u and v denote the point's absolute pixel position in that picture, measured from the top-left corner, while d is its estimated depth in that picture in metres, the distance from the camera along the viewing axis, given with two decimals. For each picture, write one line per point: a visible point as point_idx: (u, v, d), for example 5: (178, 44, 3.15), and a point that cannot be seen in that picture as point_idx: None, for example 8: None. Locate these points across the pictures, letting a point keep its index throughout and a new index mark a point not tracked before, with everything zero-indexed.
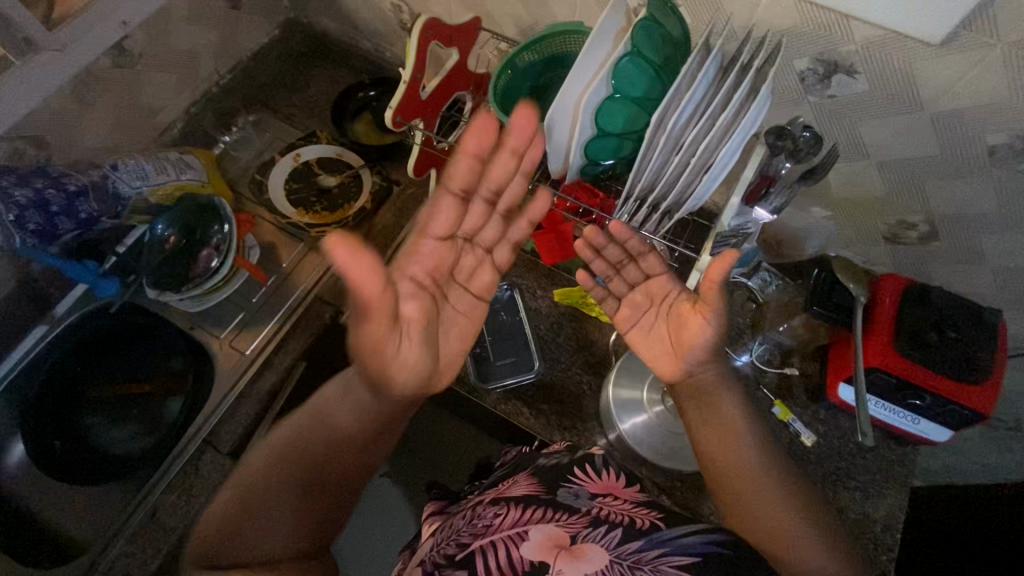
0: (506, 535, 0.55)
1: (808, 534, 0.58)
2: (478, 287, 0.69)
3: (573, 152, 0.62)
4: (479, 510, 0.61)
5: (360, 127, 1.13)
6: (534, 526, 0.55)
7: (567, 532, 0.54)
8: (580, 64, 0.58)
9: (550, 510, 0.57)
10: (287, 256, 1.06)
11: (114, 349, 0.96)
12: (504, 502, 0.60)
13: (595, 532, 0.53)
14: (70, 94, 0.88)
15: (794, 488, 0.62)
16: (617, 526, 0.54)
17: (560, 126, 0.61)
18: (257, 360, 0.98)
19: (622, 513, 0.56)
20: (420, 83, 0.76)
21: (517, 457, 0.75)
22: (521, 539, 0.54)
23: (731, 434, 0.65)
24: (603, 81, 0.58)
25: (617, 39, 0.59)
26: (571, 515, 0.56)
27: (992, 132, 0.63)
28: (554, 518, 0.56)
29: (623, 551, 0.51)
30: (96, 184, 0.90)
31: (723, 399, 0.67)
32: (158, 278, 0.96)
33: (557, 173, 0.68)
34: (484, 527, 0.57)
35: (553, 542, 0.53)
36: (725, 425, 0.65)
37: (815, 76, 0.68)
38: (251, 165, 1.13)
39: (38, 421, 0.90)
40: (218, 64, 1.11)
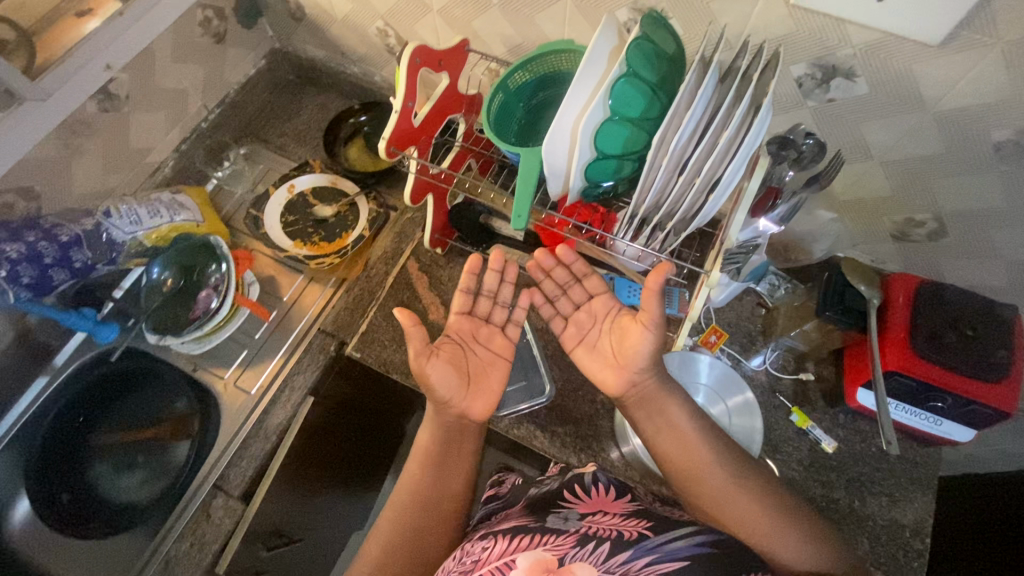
0: (496, 565, 0.57)
1: (783, 523, 0.62)
2: (497, 346, 0.77)
3: (573, 176, 0.61)
4: (469, 547, 0.63)
5: (353, 153, 1.12)
6: (521, 555, 0.57)
7: (555, 555, 0.55)
8: (575, 88, 0.56)
9: (538, 535, 0.59)
10: (287, 291, 1.03)
11: (116, 395, 0.95)
12: (493, 537, 0.63)
13: (582, 551, 0.55)
14: (58, 142, 0.87)
15: (751, 477, 0.66)
16: (604, 541, 0.57)
17: (560, 151, 0.59)
18: (263, 400, 0.93)
19: (610, 526, 0.59)
20: (412, 111, 0.75)
21: (514, 490, 0.78)
22: (510, 568, 0.56)
23: (690, 446, 0.67)
24: (602, 103, 0.56)
25: (612, 58, 0.57)
26: (559, 537, 0.58)
27: (996, 129, 0.61)
28: (543, 543, 0.58)
29: (613, 564, 0.54)
30: (89, 232, 0.91)
31: (672, 401, 0.70)
32: (156, 322, 0.94)
33: (557, 195, 0.66)
34: (474, 562, 0.59)
35: (542, 566, 0.55)
36: (680, 429, 0.69)
37: (814, 80, 0.66)
38: (246, 198, 1.11)
39: (44, 473, 0.89)
40: (206, 99, 1.10)
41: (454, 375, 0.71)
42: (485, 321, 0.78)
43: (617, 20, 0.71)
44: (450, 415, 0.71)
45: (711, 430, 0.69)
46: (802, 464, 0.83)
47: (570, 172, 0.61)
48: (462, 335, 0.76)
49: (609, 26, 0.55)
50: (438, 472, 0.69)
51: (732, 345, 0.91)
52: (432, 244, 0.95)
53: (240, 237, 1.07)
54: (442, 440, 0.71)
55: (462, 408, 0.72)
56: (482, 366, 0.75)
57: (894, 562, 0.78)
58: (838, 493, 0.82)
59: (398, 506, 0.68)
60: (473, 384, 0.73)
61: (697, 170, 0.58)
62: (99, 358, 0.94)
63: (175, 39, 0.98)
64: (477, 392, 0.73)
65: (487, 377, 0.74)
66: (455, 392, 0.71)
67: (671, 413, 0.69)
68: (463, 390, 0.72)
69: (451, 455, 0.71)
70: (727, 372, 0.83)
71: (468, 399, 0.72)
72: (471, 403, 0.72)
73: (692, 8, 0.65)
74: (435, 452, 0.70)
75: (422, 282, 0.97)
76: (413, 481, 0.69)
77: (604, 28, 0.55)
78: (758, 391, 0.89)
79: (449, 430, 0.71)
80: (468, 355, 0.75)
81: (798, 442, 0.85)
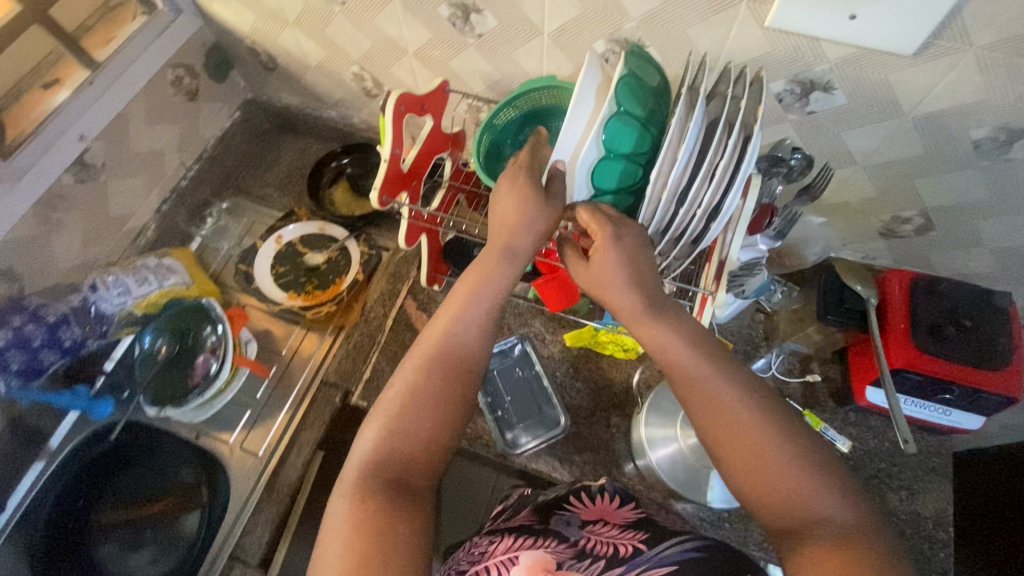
0: (499, 560, 0.57)
1: (819, 486, 0.49)
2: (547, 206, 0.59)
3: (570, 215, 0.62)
4: (477, 541, 0.65)
5: (338, 195, 1.12)
6: (524, 551, 0.58)
7: (554, 557, 0.56)
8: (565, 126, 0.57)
9: (539, 538, 0.60)
10: (285, 344, 1.02)
11: (116, 470, 0.90)
12: (501, 533, 0.63)
13: (579, 563, 0.56)
14: (36, 220, 0.84)
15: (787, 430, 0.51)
16: (600, 559, 0.57)
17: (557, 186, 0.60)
18: (271, 461, 0.92)
19: (608, 541, 0.59)
20: (400, 157, 0.75)
21: (517, 499, 0.76)
22: (513, 564, 0.57)
23: (699, 385, 0.54)
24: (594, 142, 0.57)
25: (601, 93, 0.57)
26: (559, 544, 0.58)
27: (975, 127, 0.63)
28: (544, 545, 0.58)
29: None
30: (76, 309, 0.91)
31: (674, 341, 0.56)
32: (154, 392, 0.91)
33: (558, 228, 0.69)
34: (480, 554, 0.60)
35: (541, 566, 0.55)
36: (695, 379, 0.54)
37: (793, 95, 0.68)
38: (233, 253, 1.09)
39: (47, 564, 0.83)
40: (183, 157, 1.08)
41: (514, 198, 0.59)
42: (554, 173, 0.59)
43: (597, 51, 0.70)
44: (491, 253, 0.60)
45: (739, 372, 0.55)
46: None
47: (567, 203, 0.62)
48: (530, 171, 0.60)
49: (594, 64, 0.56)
50: (467, 353, 0.57)
51: (736, 354, 0.92)
52: (426, 282, 0.94)
53: (231, 294, 1.05)
54: (473, 284, 0.59)
55: (503, 247, 0.59)
56: (537, 208, 0.58)
57: (922, 557, 0.79)
58: None
59: (411, 381, 0.56)
60: (525, 224, 0.58)
61: (696, 200, 0.58)
62: (97, 435, 0.90)
63: (148, 102, 0.96)
64: (521, 230, 0.58)
65: (542, 222, 0.59)
66: (503, 222, 0.59)
67: (671, 350, 0.56)
68: (510, 224, 0.59)
69: (474, 301, 0.59)
70: None
71: (514, 237, 0.59)
72: (512, 242, 0.59)
73: (670, 35, 0.66)
74: (459, 306, 0.59)
75: (423, 321, 0.96)
76: (436, 358, 0.57)
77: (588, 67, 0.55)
78: None
79: (483, 273, 0.59)
80: (521, 196, 0.59)
81: None
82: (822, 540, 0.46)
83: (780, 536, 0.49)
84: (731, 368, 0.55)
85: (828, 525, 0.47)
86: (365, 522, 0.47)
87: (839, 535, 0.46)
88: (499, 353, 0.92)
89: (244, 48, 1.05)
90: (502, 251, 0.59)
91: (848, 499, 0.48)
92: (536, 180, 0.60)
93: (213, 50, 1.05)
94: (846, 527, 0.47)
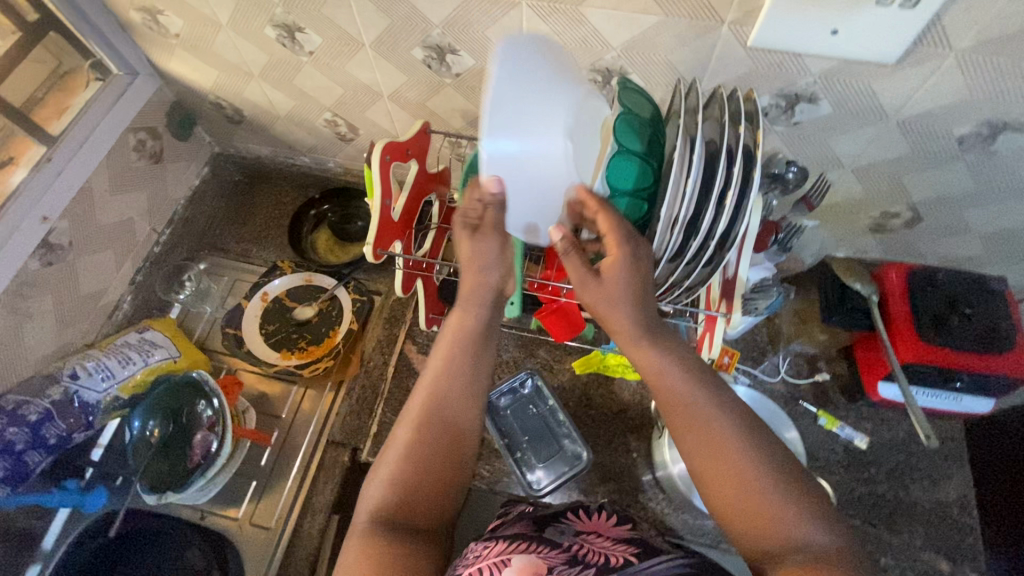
0: (491, 562, 0.56)
1: (802, 510, 0.47)
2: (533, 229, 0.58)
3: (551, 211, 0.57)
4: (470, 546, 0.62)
5: (320, 241, 1.09)
6: (516, 556, 0.56)
7: (546, 563, 0.54)
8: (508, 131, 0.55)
9: (533, 544, 0.59)
10: (284, 405, 0.97)
11: (118, 565, 0.84)
12: (494, 539, 0.61)
13: (571, 568, 0.53)
14: (4, 312, 0.79)
15: (772, 455, 0.50)
16: (590, 566, 0.54)
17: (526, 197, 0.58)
18: (284, 533, 0.87)
19: (599, 551, 0.57)
20: (390, 207, 0.73)
21: (513, 512, 0.72)
22: (504, 566, 0.55)
23: (684, 412, 0.52)
24: (554, 130, 0.53)
25: (546, 75, 0.52)
26: (552, 549, 0.57)
27: (958, 125, 0.64)
28: (537, 552, 0.57)
29: None
30: (57, 402, 0.83)
31: (665, 364, 0.54)
32: (150, 480, 0.84)
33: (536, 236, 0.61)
34: (472, 557, 0.58)
35: (532, 570, 0.53)
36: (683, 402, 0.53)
37: (779, 108, 0.68)
38: (217, 315, 1.05)
39: None
40: (154, 222, 1.04)
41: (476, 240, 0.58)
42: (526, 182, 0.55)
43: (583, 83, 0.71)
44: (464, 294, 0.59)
45: (728, 401, 0.53)
46: (841, 466, 0.84)
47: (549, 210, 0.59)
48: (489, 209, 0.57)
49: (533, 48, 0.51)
50: (457, 388, 0.56)
51: (744, 362, 0.92)
52: (427, 325, 0.91)
53: (220, 360, 1.00)
54: (450, 328, 0.59)
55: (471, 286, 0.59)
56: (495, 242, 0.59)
57: (952, 544, 0.79)
58: (882, 487, 0.83)
59: (408, 430, 0.54)
60: (488, 259, 0.59)
61: (707, 230, 0.57)
62: (95, 529, 0.85)
63: (111, 170, 0.92)
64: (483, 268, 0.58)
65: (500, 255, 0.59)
66: (469, 263, 0.59)
67: (662, 372, 0.54)
68: (473, 265, 0.58)
69: (458, 340, 0.57)
70: (775, 412, 0.78)
71: (478, 275, 0.59)
72: (477, 280, 0.59)
73: (654, 62, 0.66)
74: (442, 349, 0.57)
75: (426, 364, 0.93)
76: (428, 413, 0.55)
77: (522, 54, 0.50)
78: (781, 401, 0.90)
79: (457, 313, 0.59)
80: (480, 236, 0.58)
81: (832, 444, 0.86)
82: (795, 563, 0.44)
83: (758, 561, 0.47)
84: (723, 399, 0.53)
85: (807, 550, 0.45)
86: (376, 557, 0.47)
87: (812, 560, 0.45)
88: (507, 393, 0.87)
89: (208, 103, 1.01)
90: (472, 290, 0.59)
91: (828, 524, 0.47)
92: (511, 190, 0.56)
93: (174, 109, 1.01)
94: (822, 550, 0.45)
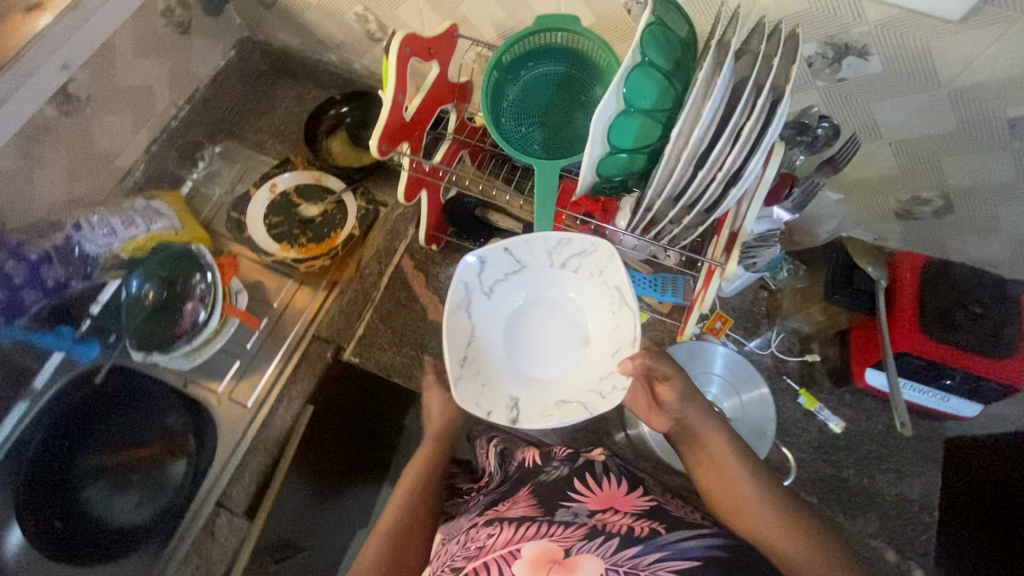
0: (501, 554, 0.56)
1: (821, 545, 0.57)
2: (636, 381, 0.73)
3: (541, 370, 0.72)
4: (474, 532, 0.63)
5: (335, 146, 1.07)
6: (526, 544, 0.56)
7: (560, 546, 0.55)
8: (528, 277, 0.73)
9: (545, 526, 0.59)
10: (275, 297, 0.98)
11: (105, 417, 0.89)
12: (499, 523, 0.62)
13: (589, 543, 0.55)
14: (16, 153, 0.80)
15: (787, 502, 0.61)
16: (614, 536, 0.56)
17: (529, 334, 0.73)
18: (259, 413, 0.90)
19: (620, 522, 0.58)
20: (402, 105, 0.71)
21: (519, 471, 0.75)
22: (515, 557, 0.55)
23: (725, 476, 0.64)
24: (579, 326, 0.73)
25: (592, 293, 0.71)
26: (566, 529, 0.57)
27: (1012, 105, 0.60)
28: (548, 534, 0.57)
29: (620, 558, 0.53)
30: (59, 247, 0.87)
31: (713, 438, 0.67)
32: (140, 338, 0.89)
33: (517, 379, 0.71)
34: (478, 548, 0.59)
35: (547, 558, 0.54)
36: (719, 460, 0.65)
37: (825, 60, 0.64)
38: (225, 201, 1.04)
39: (29, 498, 0.83)
40: (174, 96, 1.03)
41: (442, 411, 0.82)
42: (537, 356, 0.72)
43: (583, 33, 0.65)
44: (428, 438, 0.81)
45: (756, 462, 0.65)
46: (811, 446, 0.84)
47: (549, 362, 0.72)
48: (510, 369, 0.71)
49: (591, 241, 0.68)
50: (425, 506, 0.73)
51: (736, 330, 0.91)
52: (426, 241, 0.93)
53: (222, 243, 1.00)
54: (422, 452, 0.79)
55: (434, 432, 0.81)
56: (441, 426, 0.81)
57: (905, 537, 0.79)
58: (847, 472, 0.83)
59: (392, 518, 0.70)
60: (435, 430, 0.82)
61: (716, 163, 0.53)
62: (83, 378, 0.88)
63: (136, 33, 0.91)
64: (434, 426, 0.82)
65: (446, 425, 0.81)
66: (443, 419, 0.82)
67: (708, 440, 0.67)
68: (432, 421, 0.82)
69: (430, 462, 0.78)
70: (747, 369, 0.80)
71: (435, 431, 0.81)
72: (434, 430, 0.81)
73: None
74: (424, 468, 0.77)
75: (419, 280, 0.95)
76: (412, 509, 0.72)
77: (574, 237, 0.68)
78: (765, 374, 0.89)
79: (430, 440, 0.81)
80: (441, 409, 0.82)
81: (806, 423, 0.85)
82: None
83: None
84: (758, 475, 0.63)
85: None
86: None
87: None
88: None
89: None
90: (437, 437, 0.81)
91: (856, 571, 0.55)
92: (532, 367, 0.72)
93: None
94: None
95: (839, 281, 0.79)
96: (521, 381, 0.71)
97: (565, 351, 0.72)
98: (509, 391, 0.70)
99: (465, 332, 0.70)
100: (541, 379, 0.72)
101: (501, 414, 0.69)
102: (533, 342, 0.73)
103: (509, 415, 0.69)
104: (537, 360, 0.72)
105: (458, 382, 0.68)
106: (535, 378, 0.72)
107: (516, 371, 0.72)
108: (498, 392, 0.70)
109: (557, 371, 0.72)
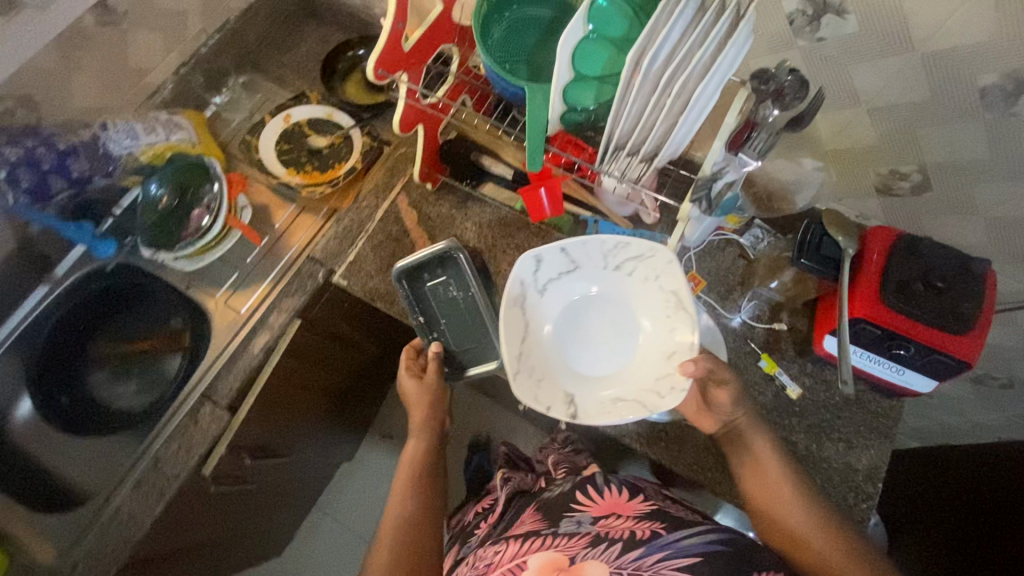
0: (508, 568, 0.65)
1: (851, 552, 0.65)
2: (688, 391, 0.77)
3: (594, 370, 0.76)
4: (483, 552, 0.72)
5: (351, 89, 1.12)
6: (532, 555, 0.65)
7: (565, 555, 0.63)
8: (583, 278, 0.78)
9: (548, 537, 0.67)
10: (279, 219, 1.05)
11: (114, 310, 0.99)
12: (505, 541, 0.71)
13: (593, 551, 0.62)
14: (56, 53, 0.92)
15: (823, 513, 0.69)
16: (616, 541, 0.63)
17: (583, 330, 0.78)
18: (248, 322, 0.95)
19: (622, 526, 0.65)
20: (401, 33, 0.75)
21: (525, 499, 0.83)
22: (522, 568, 0.64)
23: (768, 482, 0.71)
24: (632, 329, 0.77)
25: (644, 297, 0.76)
26: (569, 539, 0.65)
27: (984, 72, 0.61)
28: (552, 545, 0.65)
29: (623, 560, 0.60)
30: (85, 142, 0.94)
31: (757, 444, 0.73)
32: (152, 237, 0.99)
33: (569, 377, 0.76)
34: (488, 565, 0.68)
35: (554, 566, 0.62)
36: (763, 471, 0.72)
37: (804, 17, 0.65)
38: (242, 127, 1.12)
39: (40, 372, 0.93)
40: (205, 24, 1.10)
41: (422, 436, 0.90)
42: (586, 357, 0.77)
43: None
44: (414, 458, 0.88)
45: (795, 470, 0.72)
46: (766, 408, 0.86)
47: (602, 361, 0.76)
48: (564, 367, 0.76)
49: (648, 245, 0.72)
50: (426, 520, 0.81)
51: (710, 293, 0.93)
52: (421, 179, 0.95)
53: (235, 164, 1.08)
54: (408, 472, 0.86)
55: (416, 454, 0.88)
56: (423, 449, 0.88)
57: (844, 503, 0.81)
58: (796, 436, 0.85)
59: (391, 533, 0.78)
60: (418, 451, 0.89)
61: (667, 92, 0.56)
62: (97, 271, 0.96)
63: None
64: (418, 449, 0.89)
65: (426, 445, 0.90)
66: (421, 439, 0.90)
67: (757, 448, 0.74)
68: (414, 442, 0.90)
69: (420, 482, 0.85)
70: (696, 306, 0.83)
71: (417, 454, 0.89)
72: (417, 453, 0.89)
73: None
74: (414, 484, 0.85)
75: (412, 216, 0.97)
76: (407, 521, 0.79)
77: (632, 240, 0.72)
78: (731, 338, 0.90)
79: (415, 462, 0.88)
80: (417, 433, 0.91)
81: (764, 386, 0.87)
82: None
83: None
84: (801, 485, 0.71)
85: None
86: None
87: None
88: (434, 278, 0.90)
89: None
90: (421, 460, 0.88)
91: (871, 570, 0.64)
92: (586, 368, 0.76)
93: None
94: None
95: (810, 248, 0.80)
96: (572, 377, 0.76)
97: (617, 353, 0.76)
98: (564, 387, 0.75)
99: (521, 329, 0.75)
100: (592, 379, 0.76)
101: (560, 412, 0.72)
102: (585, 345, 0.77)
103: (567, 411, 0.73)
104: (577, 356, 0.77)
105: (516, 377, 0.72)
106: (588, 377, 0.76)
107: (569, 370, 0.76)
108: (554, 388, 0.74)
109: (607, 371, 0.76)
